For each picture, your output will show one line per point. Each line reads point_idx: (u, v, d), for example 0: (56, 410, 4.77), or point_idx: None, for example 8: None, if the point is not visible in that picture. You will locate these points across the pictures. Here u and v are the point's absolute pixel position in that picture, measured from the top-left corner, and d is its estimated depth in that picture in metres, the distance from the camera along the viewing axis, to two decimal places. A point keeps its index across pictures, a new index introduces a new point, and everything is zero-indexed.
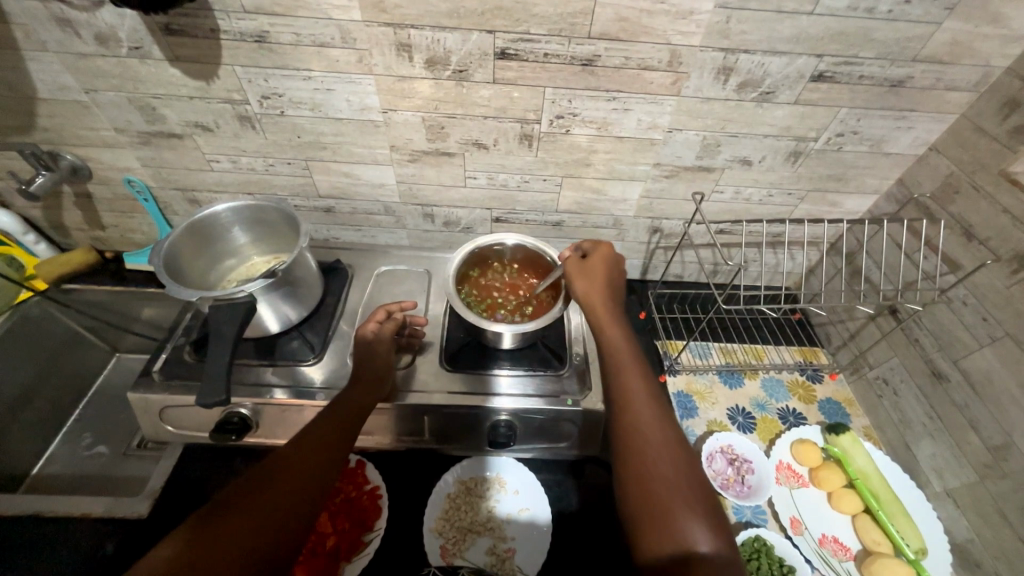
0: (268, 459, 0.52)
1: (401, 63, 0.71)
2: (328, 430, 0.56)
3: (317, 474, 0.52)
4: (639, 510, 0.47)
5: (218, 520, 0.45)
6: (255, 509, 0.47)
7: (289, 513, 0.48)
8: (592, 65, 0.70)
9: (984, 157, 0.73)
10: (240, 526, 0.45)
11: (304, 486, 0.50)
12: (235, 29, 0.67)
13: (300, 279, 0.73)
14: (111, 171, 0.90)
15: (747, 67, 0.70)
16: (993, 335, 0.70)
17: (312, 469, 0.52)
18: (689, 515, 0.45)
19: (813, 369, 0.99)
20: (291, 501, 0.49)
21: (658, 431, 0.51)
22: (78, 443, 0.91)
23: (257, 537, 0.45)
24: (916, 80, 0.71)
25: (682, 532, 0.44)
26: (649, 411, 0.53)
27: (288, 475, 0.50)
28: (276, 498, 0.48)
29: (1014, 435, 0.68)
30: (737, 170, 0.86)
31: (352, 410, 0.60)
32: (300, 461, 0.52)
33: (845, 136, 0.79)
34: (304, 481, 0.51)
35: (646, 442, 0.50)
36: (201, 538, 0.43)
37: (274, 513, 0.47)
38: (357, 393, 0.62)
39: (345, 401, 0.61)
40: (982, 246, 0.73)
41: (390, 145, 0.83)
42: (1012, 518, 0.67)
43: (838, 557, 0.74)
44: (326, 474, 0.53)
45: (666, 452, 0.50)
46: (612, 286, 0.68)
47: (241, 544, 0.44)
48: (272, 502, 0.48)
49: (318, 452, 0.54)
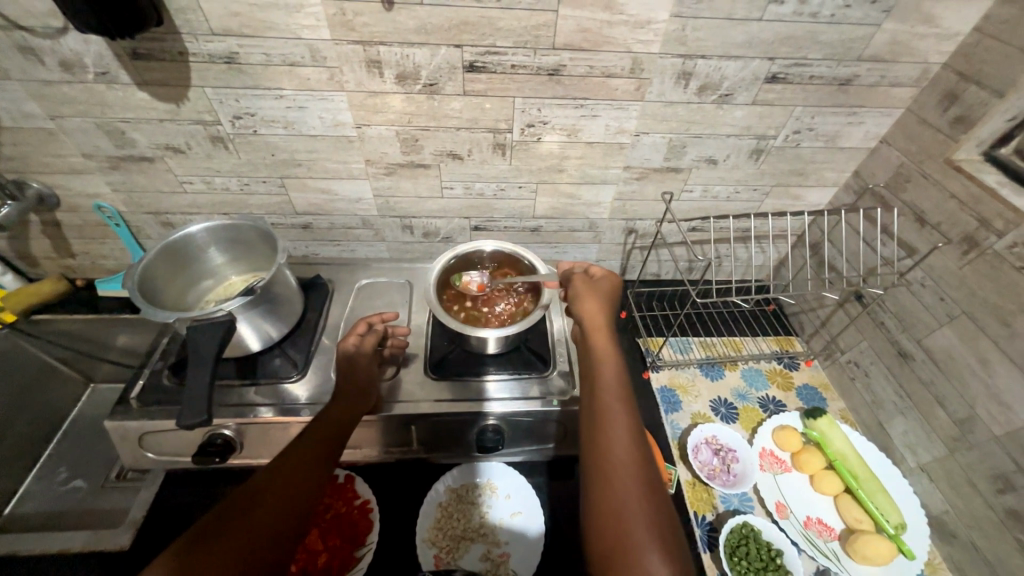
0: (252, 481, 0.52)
1: (372, 79, 0.72)
2: (314, 448, 0.56)
3: (302, 492, 0.51)
4: (607, 542, 0.46)
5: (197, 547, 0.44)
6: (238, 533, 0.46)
7: (275, 533, 0.47)
8: (558, 74, 0.73)
9: (929, 147, 0.77)
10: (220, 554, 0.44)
11: (289, 506, 0.50)
12: (204, 51, 0.68)
13: (280, 295, 0.73)
14: (80, 198, 0.89)
15: (705, 71, 0.73)
16: (951, 314, 0.74)
17: (298, 488, 0.51)
18: (651, 554, 0.44)
19: (790, 357, 1.03)
20: (275, 522, 0.48)
21: (631, 465, 0.50)
22: (53, 478, 0.88)
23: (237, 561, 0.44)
24: (862, 78, 0.76)
25: (643, 571, 0.43)
26: (626, 440, 0.52)
27: (272, 497, 0.50)
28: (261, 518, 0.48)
29: (977, 407, 0.71)
30: (703, 169, 0.89)
31: (339, 424, 0.60)
32: (284, 480, 0.52)
33: (802, 132, 0.83)
34: (289, 502, 0.50)
35: (615, 475, 0.49)
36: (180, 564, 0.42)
37: (258, 536, 0.46)
38: (344, 408, 0.63)
39: (332, 415, 0.61)
40: (934, 230, 0.77)
41: (365, 159, 0.84)
42: (981, 487, 0.71)
43: (822, 537, 0.76)
44: (311, 493, 0.52)
45: (635, 486, 0.49)
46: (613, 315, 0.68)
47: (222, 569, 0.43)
48: (255, 523, 0.47)
49: (302, 470, 0.53)
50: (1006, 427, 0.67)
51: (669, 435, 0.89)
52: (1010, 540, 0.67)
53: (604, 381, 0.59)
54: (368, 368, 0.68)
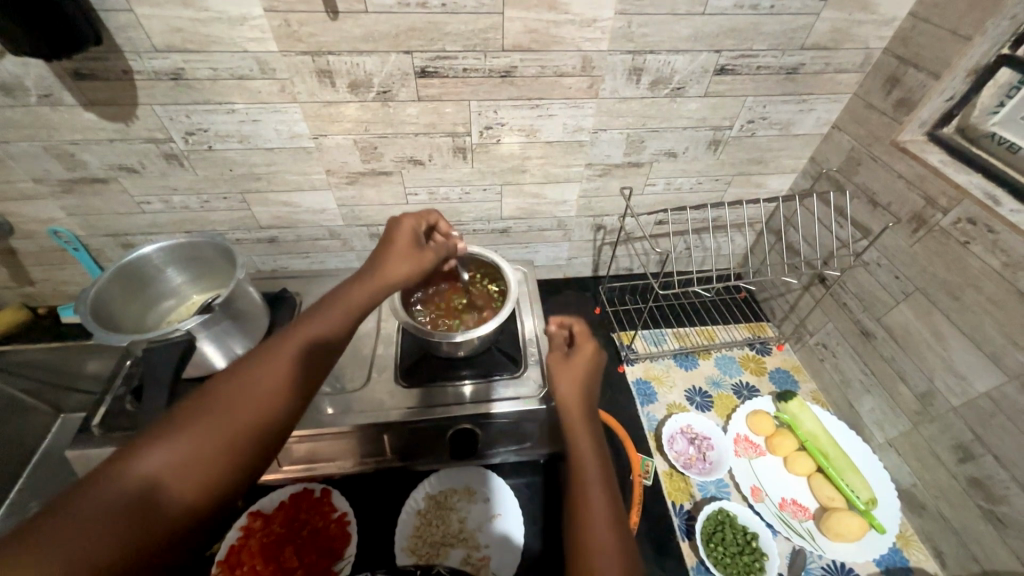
0: (230, 368, 0.42)
1: (325, 89, 0.72)
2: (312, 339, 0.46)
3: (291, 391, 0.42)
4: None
5: (168, 445, 0.35)
6: (215, 439, 0.37)
7: (259, 435, 0.39)
8: (511, 75, 0.73)
9: (877, 130, 0.79)
10: (195, 465, 0.35)
11: (278, 407, 0.41)
12: (149, 69, 0.67)
13: (244, 310, 0.71)
14: (34, 224, 0.87)
15: (655, 66, 0.74)
16: (907, 291, 0.76)
17: (288, 386, 0.42)
18: None
19: (762, 343, 1.04)
20: (260, 427, 0.39)
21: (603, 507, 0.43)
22: (23, 513, 0.86)
23: (219, 475, 0.36)
24: (808, 66, 0.78)
25: None
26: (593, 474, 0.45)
27: (260, 395, 0.40)
28: (243, 423, 0.38)
29: (935, 381, 0.73)
30: (664, 162, 0.90)
31: (347, 314, 0.50)
32: (272, 376, 0.42)
33: (755, 122, 0.85)
34: (277, 400, 0.41)
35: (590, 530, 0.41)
36: (152, 476, 0.33)
37: (240, 443, 0.38)
38: (355, 301, 0.52)
39: (338, 303, 0.51)
40: (885, 210, 0.79)
41: (325, 170, 0.84)
42: (944, 458, 0.72)
43: (798, 517, 0.78)
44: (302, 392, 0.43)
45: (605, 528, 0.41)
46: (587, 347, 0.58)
47: (202, 486, 0.35)
48: (236, 426, 0.38)
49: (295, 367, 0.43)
50: (963, 398, 0.69)
51: (646, 428, 0.89)
52: (973, 508, 0.69)
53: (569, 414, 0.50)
54: (402, 266, 0.59)
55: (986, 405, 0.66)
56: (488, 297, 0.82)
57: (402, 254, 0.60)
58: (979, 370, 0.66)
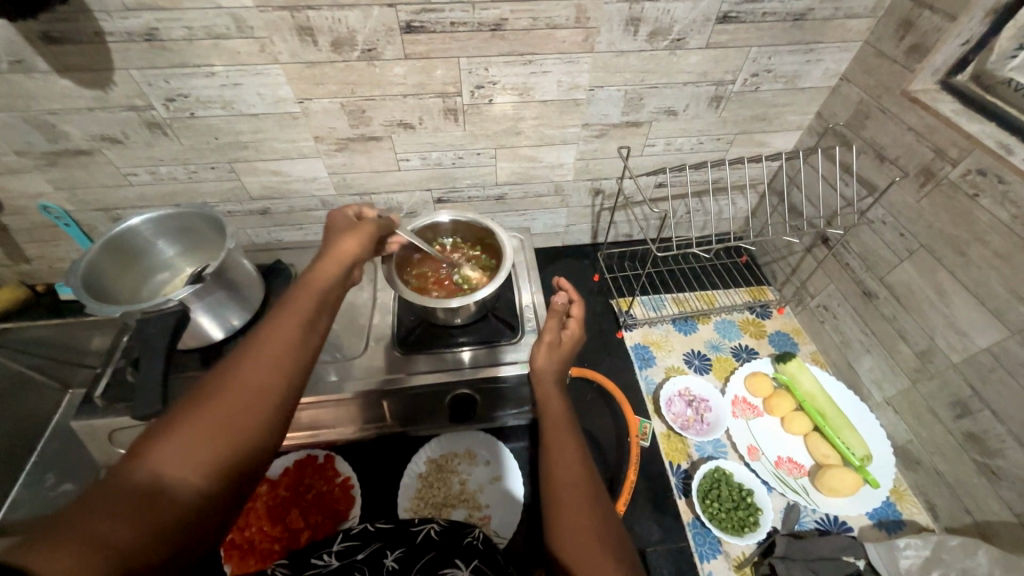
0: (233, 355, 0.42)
1: (307, 48, 0.68)
2: (296, 324, 0.45)
3: (284, 376, 0.41)
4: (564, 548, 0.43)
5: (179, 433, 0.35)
6: (216, 429, 0.36)
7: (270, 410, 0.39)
8: (501, 29, 0.70)
9: (887, 80, 0.75)
10: (201, 455, 0.35)
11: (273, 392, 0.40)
12: (121, 29, 0.64)
13: (237, 281, 0.70)
14: (23, 200, 0.86)
15: (653, 15, 0.70)
16: (911, 249, 0.75)
17: (281, 371, 0.41)
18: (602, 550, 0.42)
19: (762, 306, 1.04)
20: (260, 413, 0.39)
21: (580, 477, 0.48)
22: (40, 485, 0.84)
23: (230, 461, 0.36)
24: (817, 12, 0.73)
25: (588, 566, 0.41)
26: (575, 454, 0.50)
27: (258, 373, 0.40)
28: (240, 409, 0.38)
29: (936, 338, 0.72)
30: (664, 121, 0.87)
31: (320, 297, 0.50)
32: (262, 364, 0.41)
33: (760, 75, 0.81)
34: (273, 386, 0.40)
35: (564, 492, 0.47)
36: (160, 470, 0.33)
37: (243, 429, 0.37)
38: (322, 284, 0.51)
39: (310, 287, 0.50)
40: (893, 165, 0.76)
41: (313, 136, 0.81)
42: (941, 414, 0.73)
43: (793, 475, 0.79)
44: (295, 376, 0.42)
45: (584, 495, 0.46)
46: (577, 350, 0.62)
47: (214, 473, 0.35)
48: (239, 407, 0.38)
49: (284, 353, 0.42)
50: (963, 355, 0.68)
51: (644, 391, 0.90)
52: (967, 462, 0.70)
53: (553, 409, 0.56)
54: (353, 241, 0.58)
55: (986, 360, 0.65)
56: (476, 262, 0.82)
57: (348, 234, 0.59)
58: (981, 326, 0.65)
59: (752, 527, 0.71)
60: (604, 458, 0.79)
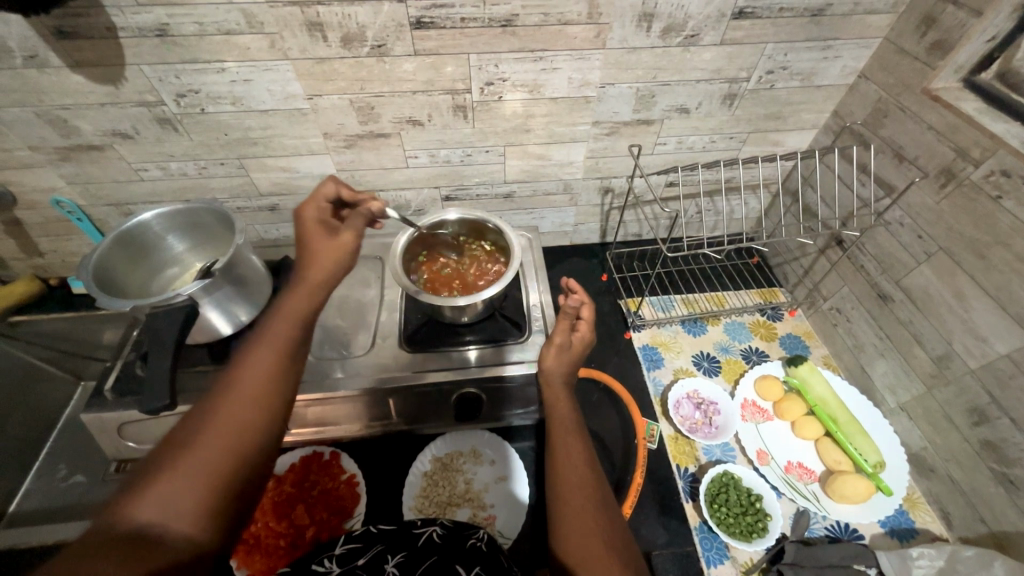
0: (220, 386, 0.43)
1: (316, 44, 0.68)
2: (273, 356, 0.45)
3: (261, 411, 0.42)
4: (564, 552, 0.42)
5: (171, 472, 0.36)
6: (197, 473, 0.37)
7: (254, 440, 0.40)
8: (512, 25, 0.69)
9: (907, 78, 0.73)
10: (184, 497, 0.36)
11: (253, 429, 0.41)
12: (132, 25, 0.64)
13: (246, 277, 0.70)
14: (37, 194, 0.86)
15: (667, 11, 0.69)
16: (929, 252, 0.73)
17: (258, 408, 0.42)
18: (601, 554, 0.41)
19: (773, 308, 1.02)
20: (239, 451, 0.39)
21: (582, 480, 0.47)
22: (53, 475, 0.85)
23: (213, 501, 0.37)
24: (835, 7, 0.71)
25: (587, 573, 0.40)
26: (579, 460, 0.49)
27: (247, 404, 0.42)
28: (220, 449, 0.39)
29: (954, 343, 0.70)
30: (676, 119, 0.86)
31: (296, 323, 0.49)
32: (240, 401, 0.42)
33: (775, 72, 0.80)
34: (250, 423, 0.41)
35: (565, 498, 0.46)
36: (146, 516, 0.34)
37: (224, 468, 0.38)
38: (297, 308, 0.51)
39: (285, 313, 0.50)
40: (912, 165, 0.74)
41: (322, 133, 0.81)
42: (958, 421, 0.71)
43: (803, 480, 0.78)
44: (272, 408, 0.43)
45: (587, 499, 0.46)
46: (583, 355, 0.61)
47: (200, 514, 0.36)
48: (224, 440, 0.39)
49: (260, 387, 0.43)
50: (982, 361, 0.67)
51: (652, 393, 0.89)
52: (984, 470, 0.68)
53: (558, 415, 0.54)
54: (323, 254, 0.56)
55: (1006, 367, 0.63)
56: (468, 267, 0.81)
57: (321, 246, 0.57)
58: (1002, 331, 0.64)
59: (761, 533, 0.70)
60: (611, 460, 0.78)
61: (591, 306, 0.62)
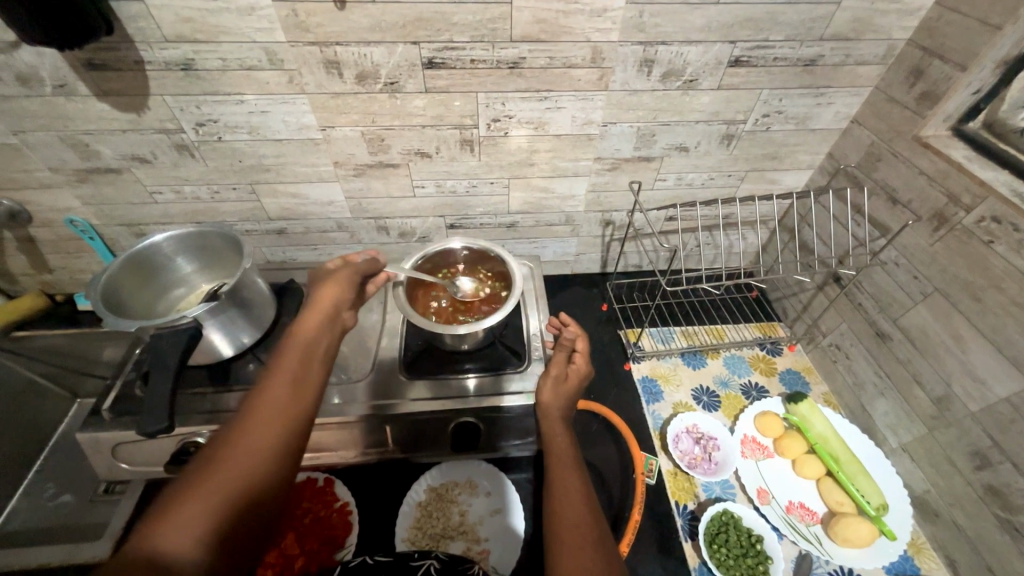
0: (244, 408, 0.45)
1: (332, 80, 0.71)
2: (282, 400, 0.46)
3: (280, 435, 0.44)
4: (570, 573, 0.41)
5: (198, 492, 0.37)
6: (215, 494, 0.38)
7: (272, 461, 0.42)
8: (519, 67, 0.72)
9: (899, 125, 0.76)
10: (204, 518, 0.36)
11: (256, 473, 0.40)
12: (159, 59, 0.68)
13: (250, 300, 0.71)
14: (52, 213, 0.89)
15: (667, 57, 0.73)
16: (925, 292, 0.74)
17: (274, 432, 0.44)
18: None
19: (772, 343, 1.02)
20: (249, 478, 0.40)
21: (579, 501, 0.49)
22: (41, 494, 0.84)
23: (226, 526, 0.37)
24: (827, 58, 0.75)
25: None
26: (574, 489, 0.50)
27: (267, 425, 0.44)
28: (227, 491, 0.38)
29: (953, 385, 0.70)
30: (675, 157, 0.88)
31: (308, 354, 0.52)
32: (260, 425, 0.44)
33: (770, 116, 0.83)
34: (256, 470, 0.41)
35: (564, 522, 0.47)
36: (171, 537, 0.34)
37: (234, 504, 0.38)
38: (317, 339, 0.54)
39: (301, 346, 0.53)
40: (905, 209, 0.76)
41: (333, 161, 0.84)
42: (960, 464, 0.70)
43: (805, 522, 0.76)
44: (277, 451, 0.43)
45: (585, 524, 0.46)
46: (576, 389, 0.61)
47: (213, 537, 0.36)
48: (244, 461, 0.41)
49: (277, 414, 0.45)
50: (981, 404, 0.67)
51: (651, 426, 0.88)
52: (989, 516, 0.67)
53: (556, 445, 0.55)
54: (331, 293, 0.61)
55: (1006, 411, 0.63)
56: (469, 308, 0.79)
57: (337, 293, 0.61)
58: (999, 374, 0.64)
59: None
60: (608, 495, 0.77)
61: (585, 337, 0.64)
